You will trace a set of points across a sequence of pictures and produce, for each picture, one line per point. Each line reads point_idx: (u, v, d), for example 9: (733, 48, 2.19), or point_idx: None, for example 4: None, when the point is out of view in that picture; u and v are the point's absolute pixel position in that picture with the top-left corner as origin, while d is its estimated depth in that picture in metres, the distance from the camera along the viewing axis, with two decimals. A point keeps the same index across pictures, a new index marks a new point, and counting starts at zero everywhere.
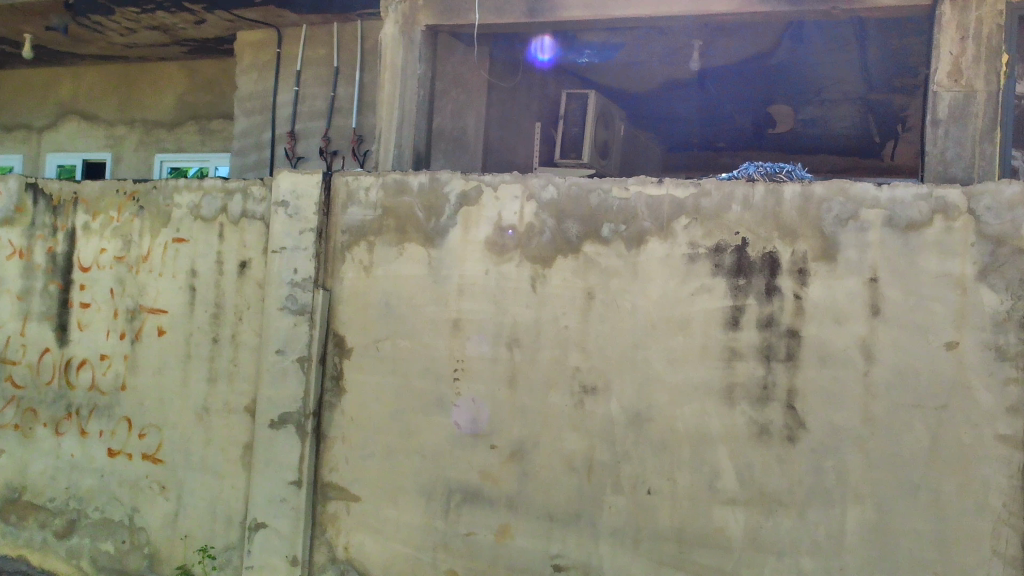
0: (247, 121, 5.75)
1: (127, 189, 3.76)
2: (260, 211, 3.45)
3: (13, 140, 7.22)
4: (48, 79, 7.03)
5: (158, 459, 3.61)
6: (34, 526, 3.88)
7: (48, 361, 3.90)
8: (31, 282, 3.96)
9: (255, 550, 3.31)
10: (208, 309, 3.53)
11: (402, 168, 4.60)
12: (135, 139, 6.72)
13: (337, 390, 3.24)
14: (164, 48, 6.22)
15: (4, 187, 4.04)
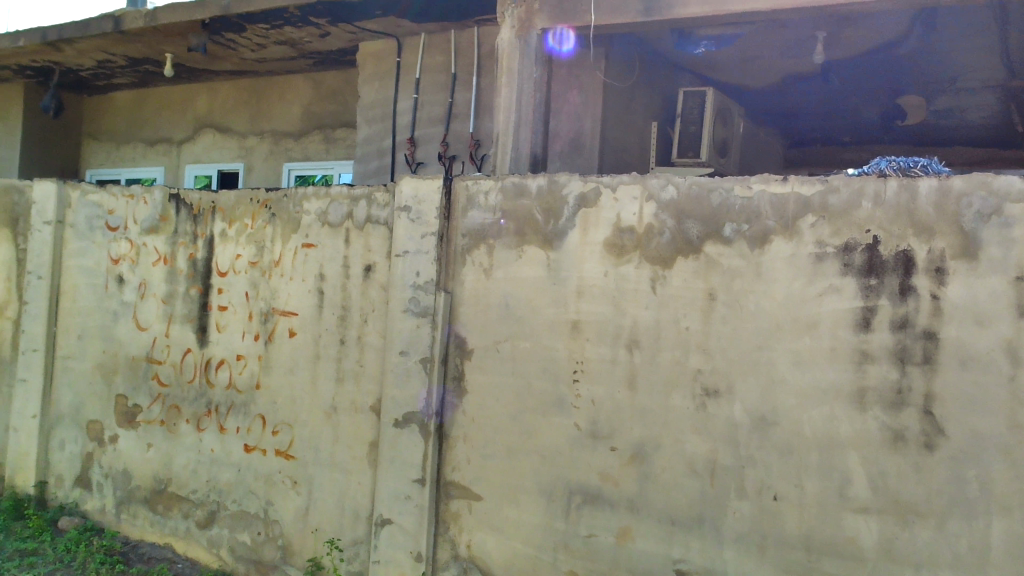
0: (369, 129, 5.93)
1: (260, 197, 3.95)
2: (384, 216, 3.56)
3: (156, 153, 7.71)
4: (187, 94, 7.47)
5: (290, 454, 3.77)
6: (179, 516, 4.12)
7: (190, 360, 4.14)
8: (175, 286, 4.22)
9: (381, 545, 3.41)
10: (336, 312, 3.67)
11: (518, 171, 4.68)
12: (265, 149, 7.04)
13: (458, 391, 3.30)
14: (291, 62, 6.50)
15: (151, 198, 4.33)
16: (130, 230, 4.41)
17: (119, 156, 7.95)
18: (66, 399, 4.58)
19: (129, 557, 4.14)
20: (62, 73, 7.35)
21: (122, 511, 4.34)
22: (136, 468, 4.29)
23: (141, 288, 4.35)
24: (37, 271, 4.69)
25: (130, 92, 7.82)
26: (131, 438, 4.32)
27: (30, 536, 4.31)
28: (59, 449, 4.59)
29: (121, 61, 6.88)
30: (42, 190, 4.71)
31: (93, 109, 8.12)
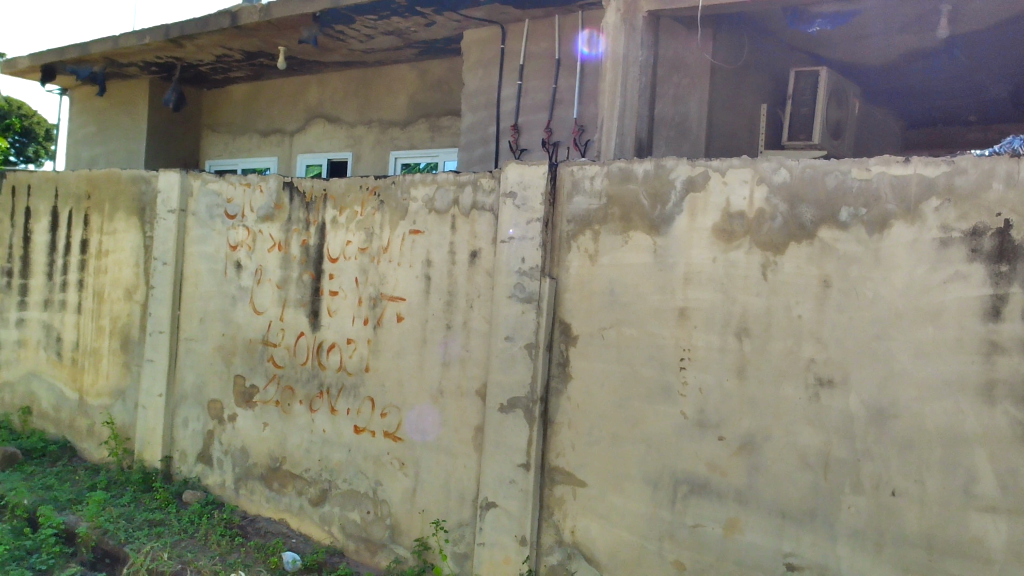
0: (473, 116, 5.98)
1: (369, 185, 4.05)
2: (489, 202, 3.58)
3: (270, 143, 7.98)
4: (298, 86, 7.70)
5: (398, 436, 3.86)
6: (293, 493, 4.28)
7: (303, 343, 4.28)
8: (289, 272, 4.37)
9: (486, 528, 3.45)
10: (442, 297, 3.72)
11: (623, 156, 4.62)
12: (372, 138, 7.19)
13: (563, 376, 3.30)
14: (398, 52, 6.61)
15: (266, 187, 4.50)
16: (247, 217, 4.59)
17: (235, 148, 8.27)
18: (189, 379, 4.82)
19: (247, 531, 4.32)
20: (184, 68, 7.70)
21: (240, 487, 4.54)
22: (254, 447, 4.48)
23: (257, 274, 4.52)
24: (163, 257, 4.95)
25: (246, 85, 8.13)
26: (249, 417, 4.51)
27: (157, 507, 4.56)
28: (183, 426, 4.84)
29: (238, 56, 7.16)
30: (167, 180, 4.96)
31: (212, 103, 8.48)
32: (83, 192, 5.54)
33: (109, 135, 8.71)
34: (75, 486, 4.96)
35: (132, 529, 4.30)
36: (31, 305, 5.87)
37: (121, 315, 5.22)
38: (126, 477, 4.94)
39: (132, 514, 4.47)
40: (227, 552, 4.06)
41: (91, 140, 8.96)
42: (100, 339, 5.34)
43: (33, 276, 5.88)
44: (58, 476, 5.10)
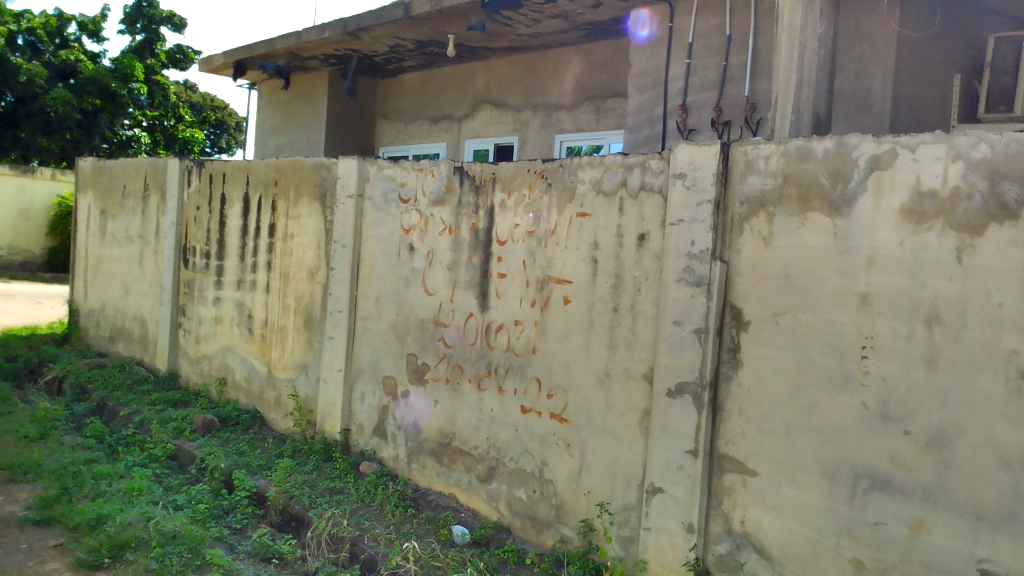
0: (640, 97, 5.89)
1: (537, 168, 4.08)
2: (658, 183, 3.53)
3: (438, 130, 8.20)
4: (466, 73, 7.87)
5: (564, 418, 3.90)
6: (462, 469, 4.41)
7: (472, 324, 4.39)
8: (459, 254, 4.49)
9: (652, 513, 3.43)
10: (609, 280, 3.71)
11: (799, 133, 4.40)
12: (538, 121, 7.23)
13: (734, 363, 3.21)
14: (564, 35, 6.62)
15: (438, 171, 4.64)
16: (420, 202, 4.75)
17: (407, 135, 8.57)
18: (365, 355, 5.06)
19: (419, 503, 4.50)
20: (360, 59, 8.06)
21: (412, 460, 4.73)
22: (425, 423, 4.65)
23: (429, 256, 4.68)
24: (342, 240, 5.22)
25: (417, 74, 8.40)
26: (421, 394, 4.68)
27: (337, 476, 4.83)
28: (360, 401, 5.10)
29: (410, 45, 7.41)
30: (346, 167, 5.23)
31: (385, 92, 8.82)
32: (271, 179, 5.92)
33: (292, 126, 9.26)
34: (265, 452, 5.34)
35: (314, 495, 4.57)
36: (226, 285, 6.35)
37: (304, 295, 5.55)
38: (309, 446, 5.26)
39: (315, 481, 4.76)
40: (400, 522, 4.25)
41: (277, 131, 9.56)
42: (286, 316, 5.70)
43: (227, 258, 6.37)
44: (250, 442, 5.51)
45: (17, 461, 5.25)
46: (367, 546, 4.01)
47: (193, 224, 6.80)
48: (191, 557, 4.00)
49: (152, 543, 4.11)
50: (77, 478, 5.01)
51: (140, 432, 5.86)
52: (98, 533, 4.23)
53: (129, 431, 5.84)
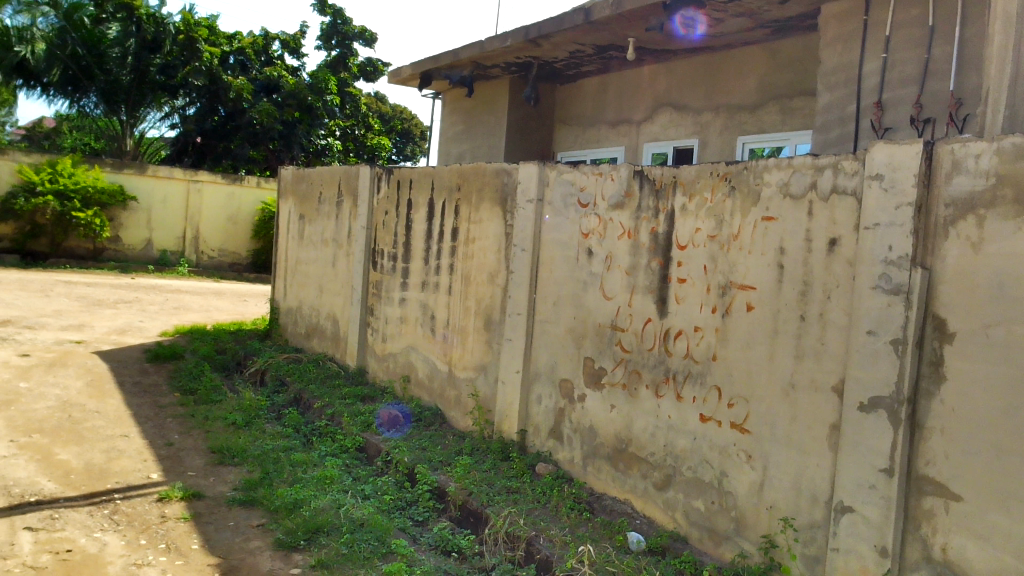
0: (830, 95, 5.60)
1: (720, 170, 3.99)
2: (851, 185, 3.34)
3: (616, 134, 8.15)
4: (646, 76, 7.79)
5: (745, 428, 3.77)
6: (638, 475, 4.37)
7: (650, 330, 4.34)
8: (638, 258, 4.46)
9: (840, 533, 3.25)
10: (797, 287, 3.56)
11: (1014, 130, 4.02)
12: (719, 123, 7.02)
13: (936, 378, 2.99)
14: (749, 33, 6.44)
15: (618, 176, 4.63)
16: (599, 206, 4.75)
17: (584, 140, 8.56)
18: (543, 358, 5.13)
19: (594, 507, 4.50)
20: (540, 66, 8.18)
21: (588, 464, 4.74)
22: (602, 427, 4.64)
23: (607, 260, 4.67)
24: (522, 244, 5.32)
25: (596, 78, 8.40)
26: (597, 399, 4.68)
27: (514, 475, 4.92)
28: (537, 402, 5.16)
29: (590, 50, 7.44)
30: (527, 173, 5.32)
31: (564, 97, 8.87)
32: (455, 185, 6.12)
33: (475, 132, 9.53)
34: (446, 448, 5.51)
35: (492, 492, 4.67)
36: (411, 287, 6.63)
37: (485, 297, 5.70)
38: (487, 445, 5.39)
39: (492, 478, 4.87)
40: (576, 525, 4.27)
41: (460, 138, 9.87)
42: (467, 318, 5.87)
43: (413, 260, 6.64)
44: (432, 438, 5.71)
45: (227, 446, 5.75)
46: (543, 547, 4.06)
47: (382, 228, 7.16)
48: (377, 545, 4.23)
49: (342, 529, 4.39)
50: (278, 464, 5.42)
51: (332, 424, 6.24)
52: (295, 516, 4.57)
53: (322, 422, 6.23)
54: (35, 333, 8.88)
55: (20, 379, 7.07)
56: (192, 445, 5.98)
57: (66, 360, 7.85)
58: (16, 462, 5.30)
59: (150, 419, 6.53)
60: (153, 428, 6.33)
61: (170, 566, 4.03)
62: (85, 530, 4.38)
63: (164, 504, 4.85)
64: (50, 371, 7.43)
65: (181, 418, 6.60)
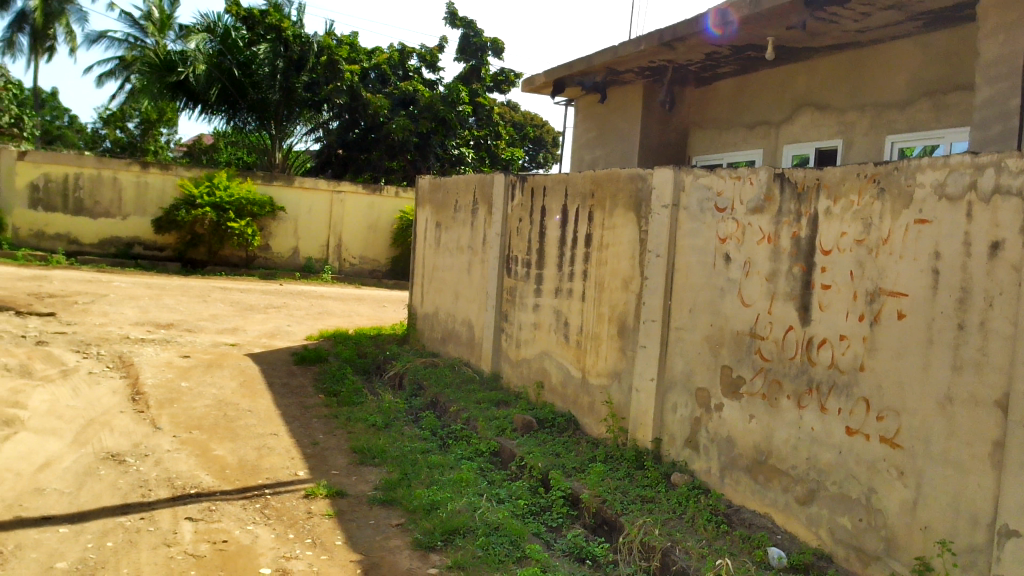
0: (991, 89, 5.22)
1: (868, 172, 3.80)
2: (1016, 185, 3.11)
3: (753, 137, 7.90)
4: (786, 76, 7.53)
5: (896, 443, 3.57)
6: (779, 489, 4.21)
7: (792, 338, 4.19)
8: (779, 264, 4.31)
9: (1005, 558, 3.02)
10: (953, 294, 3.34)
11: None
12: (865, 123, 6.69)
13: None
14: (898, 27, 6.12)
15: (757, 179, 4.50)
16: (737, 211, 4.63)
17: (721, 143, 8.35)
18: (679, 366, 5.03)
19: (733, 520, 4.37)
20: (674, 69, 8.07)
21: (725, 475, 4.61)
22: (741, 438, 4.50)
23: (746, 266, 4.54)
24: (657, 250, 5.25)
25: (732, 80, 8.20)
26: (735, 408, 4.55)
27: (649, 484, 4.85)
28: (672, 411, 5.07)
29: (726, 51, 7.27)
30: (662, 178, 5.25)
31: (699, 100, 8.70)
32: (589, 191, 6.11)
33: (608, 138, 9.50)
34: (579, 455, 5.50)
35: (626, 501, 4.63)
36: (545, 293, 6.67)
37: (618, 304, 5.66)
38: (621, 453, 5.34)
39: (627, 487, 4.82)
40: (713, 538, 4.16)
41: (592, 144, 9.87)
42: (601, 324, 5.85)
43: (547, 267, 6.68)
44: (565, 444, 5.71)
45: (368, 446, 5.97)
46: (679, 559, 3.98)
47: (515, 234, 7.24)
48: (512, 549, 4.28)
49: (478, 531, 4.46)
50: (416, 466, 5.58)
51: (467, 427, 6.36)
52: (433, 517, 4.68)
53: (458, 426, 6.35)
54: (195, 335, 9.51)
55: (182, 379, 7.58)
56: (336, 445, 6.23)
57: (222, 361, 8.36)
58: (178, 456, 5.68)
59: (297, 419, 6.85)
60: (299, 427, 6.64)
61: (316, 560, 4.21)
62: (239, 523, 4.64)
63: (310, 500, 5.08)
64: (208, 371, 7.93)
65: (326, 419, 6.90)
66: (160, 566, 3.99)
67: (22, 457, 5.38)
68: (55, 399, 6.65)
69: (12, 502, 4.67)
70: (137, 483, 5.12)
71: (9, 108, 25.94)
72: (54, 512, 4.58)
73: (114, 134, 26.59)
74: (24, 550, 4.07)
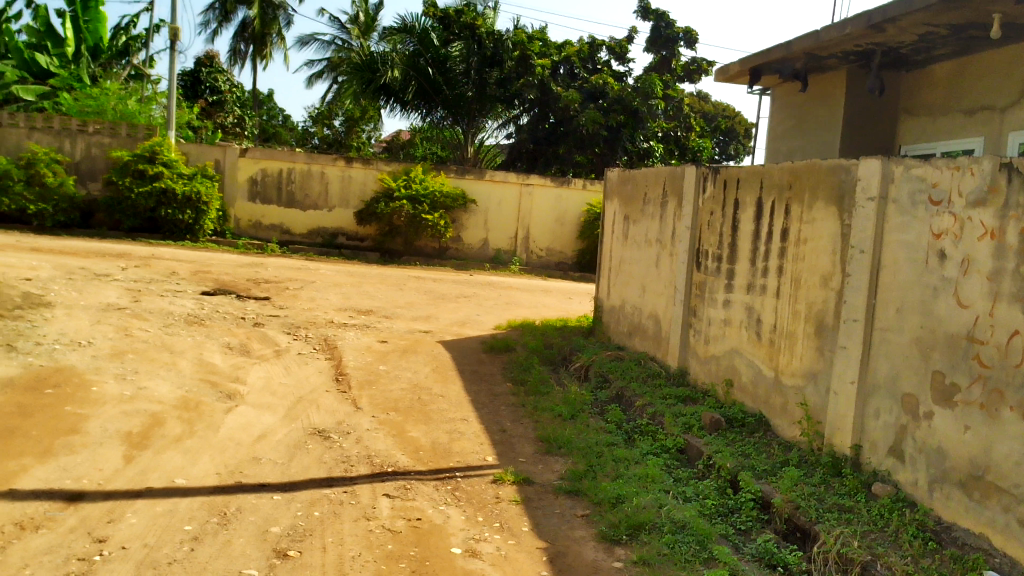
0: None
1: None
2: None
3: (973, 124, 7.20)
4: (1014, 56, 6.82)
5: None
6: (997, 508, 3.86)
7: (1018, 344, 3.81)
8: (1004, 262, 3.94)
9: None
10: None
11: None
12: None
13: None
14: None
15: (980, 169, 4.13)
16: (955, 204, 4.27)
17: (934, 131, 7.72)
18: (883, 369, 4.72)
19: (942, 539, 4.06)
20: (884, 53, 7.56)
21: (934, 489, 4.27)
22: (953, 450, 4.16)
23: (964, 264, 4.18)
24: (861, 245, 4.94)
25: (950, 62, 7.55)
26: (948, 418, 4.21)
27: (847, 493, 4.60)
28: (874, 417, 4.76)
29: (945, 31, 6.70)
30: (869, 169, 4.93)
31: (911, 85, 8.09)
32: (786, 183, 5.86)
33: (807, 127, 9.04)
34: (771, 458, 5.30)
35: (823, 509, 4.41)
36: (737, 289, 6.47)
37: (816, 302, 5.38)
38: (817, 458, 5.10)
39: (823, 494, 4.59)
40: (920, 555, 3.88)
41: (790, 134, 9.42)
42: (796, 322, 5.59)
43: (739, 262, 6.47)
44: (756, 446, 5.52)
45: (554, 436, 6.05)
46: None
47: (706, 228, 7.06)
48: (699, 549, 4.20)
49: (664, 528, 4.41)
50: (601, 458, 5.60)
51: (653, 422, 6.30)
52: (618, 510, 4.68)
53: (644, 421, 6.31)
54: (392, 322, 10.00)
55: (380, 362, 8.01)
56: (523, 433, 6.36)
57: (416, 347, 8.75)
58: (377, 435, 6.01)
59: (486, 405, 7.06)
60: (488, 414, 6.84)
61: (504, 544, 4.32)
62: (432, 502, 4.84)
63: (498, 485, 5.21)
64: (403, 356, 8.33)
65: (513, 407, 7.05)
66: (361, 538, 4.24)
67: (242, 428, 5.88)
68: (270, 376, 7.23)
69: (234, 468, 5.12)
70: (340, 458, 5.46)
71: (233, 109, 28.32)
72: (269, 480, 4.98)
73: (322, 131, 28.36)
74: (244, 513, 4.46)
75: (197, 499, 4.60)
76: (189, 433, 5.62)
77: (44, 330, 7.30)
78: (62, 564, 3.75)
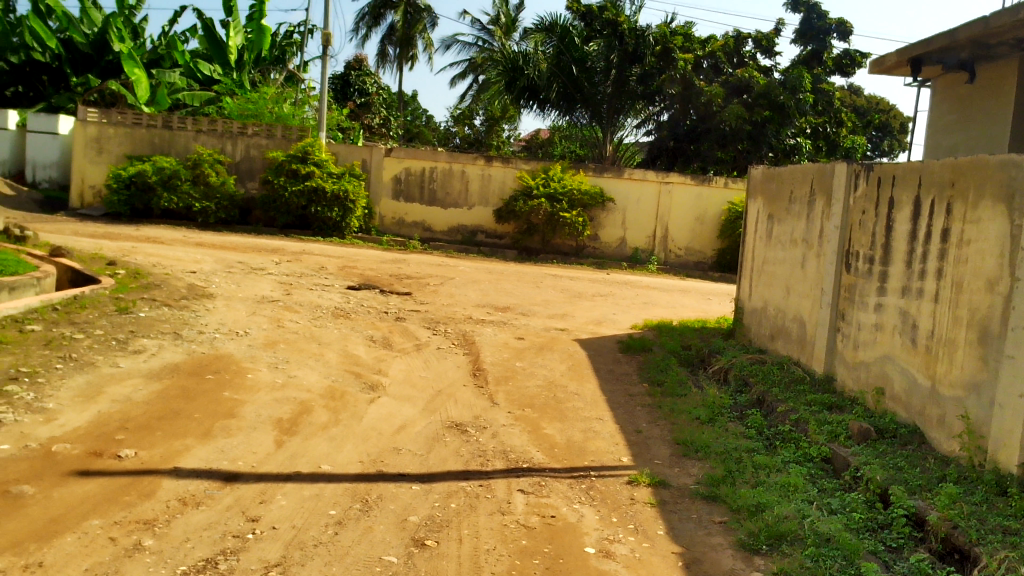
0: None
1: None
2: None
3: None
4: None
5: None
6: None
7: None
8: None
9: None
10: None
11: None
12: None
13: None
14: None
15: None
16: None
17: None
18: None
19: None
20: None
21: None
22: None
23: None
24: None
25: None
26: None
27: (1013, 514, 4.25)
28: None
29: None
30: None
31: None
32: (948, 180, 5.50)
33: (972, 120, 8.44)
34: (926, 472, 4.99)
35: (985, 529, 4.10)
36: (890, 291, 6.13)
37: (980, 307, 5.02)
38: (978, 475, 4.76)
39: (985, 513, 4.27)
40: None
41: (953, 128, 8.83)
42: (957, 329, 5.23)
43: (893, 264, 6.13)
44: (909, 458, 5.20)
45: (691, 439, 5.92)
46: None
47: (857, 228, 6.73)
48: (846, 564, 4.00)
49: (807, 541, 4.23)
50: (740, 464, 5.44)
51: (796, 429, 6.05)
52: (758, 519, 4.53)
53: (786, 427, 6.07)
54: (528, 319, 10.08)
55: (516, 358, 8.10)
56: (659, 434, 6.26)
57: (553, 345, 8.78)
58: (512, 431, 6.07)
59: (622, 405, 7.00)
60: (623, 414, 6.77)
61: (638, 546, 4.27)
62: (566, 500, 4.84)
63: (633, 486, 5.16)
64: (539, 354, 8.38)
65: (649, 408, 6.96)
66: (496, 532, 4.30)
67: (384, 418, 6.08)
68: (410, 369, 7.44)
69: (375, 457, 5.30)
70: (476, 452, 5.55)
71: (379, 111, 29.24)
72: (408, 470, 5.13)
73: (463, 131, 28.87)
74: (384, 501, 4.61)
75: (341, 486, 4.79)
76: (334, 421, 5.87)
77: (206, 320, 7.80)
78: (219, 539, 4.00)
